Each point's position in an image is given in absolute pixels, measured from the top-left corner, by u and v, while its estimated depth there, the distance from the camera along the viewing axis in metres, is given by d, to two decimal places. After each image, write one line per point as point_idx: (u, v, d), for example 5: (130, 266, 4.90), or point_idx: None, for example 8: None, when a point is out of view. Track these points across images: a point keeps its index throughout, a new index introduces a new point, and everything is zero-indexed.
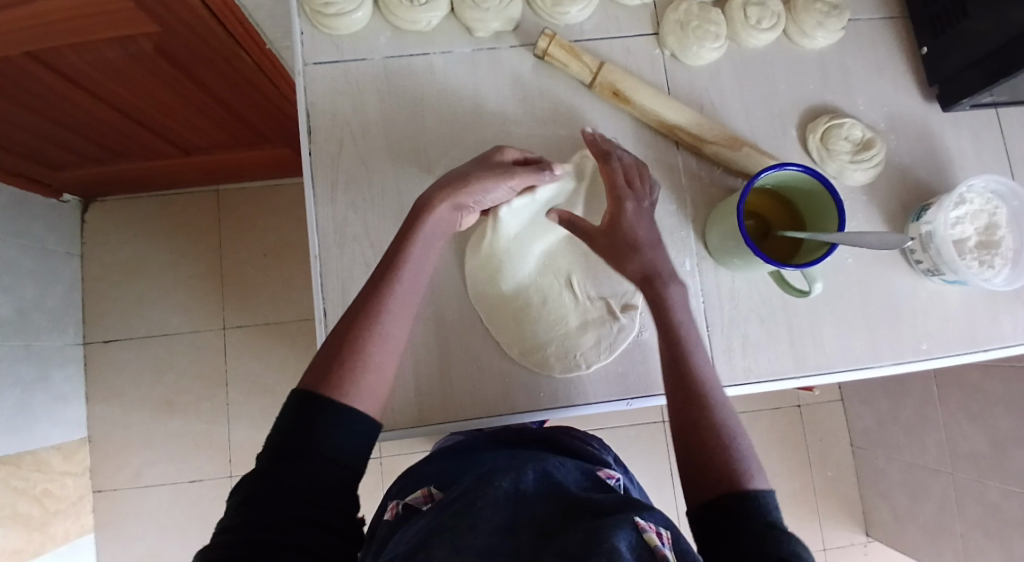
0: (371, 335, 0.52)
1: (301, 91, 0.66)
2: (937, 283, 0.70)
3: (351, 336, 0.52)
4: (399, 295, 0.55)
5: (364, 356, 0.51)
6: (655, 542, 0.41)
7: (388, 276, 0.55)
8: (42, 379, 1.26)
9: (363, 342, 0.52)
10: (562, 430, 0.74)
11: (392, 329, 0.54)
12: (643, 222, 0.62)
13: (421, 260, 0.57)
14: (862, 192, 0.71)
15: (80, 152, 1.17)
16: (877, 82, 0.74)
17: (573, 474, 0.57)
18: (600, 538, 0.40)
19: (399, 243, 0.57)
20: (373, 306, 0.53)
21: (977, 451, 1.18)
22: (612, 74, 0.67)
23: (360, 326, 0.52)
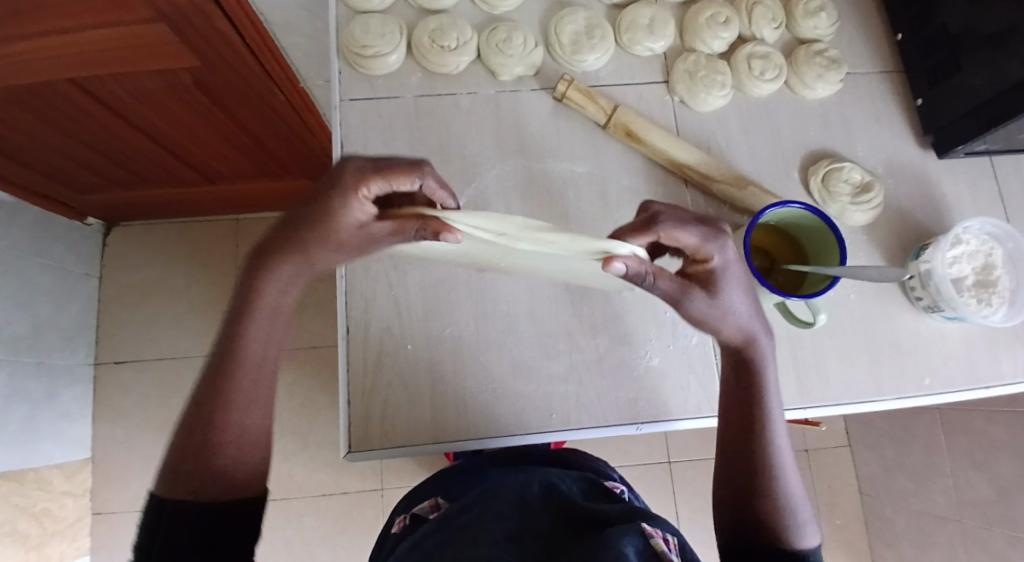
0: (218, 427, 0.52)
1: (335, 123, 0.71)
2: (937, 320, 0.73)
3: (197, 430, 0.52)
4: (240, 387, 0.53)
5: (214, 445, 0.52)
6: (661, 548, 0.43)
7: (219, 369, 0.53)
8: (49, 397, 1.27)
9: (217, 420, 0.52)
10: (570, 450, 0.75)
11: (239, 411, 0.53)
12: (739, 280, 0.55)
13: (262, 334, 0.54)
14: (862, 231, 0.75)
15: (111, 177, 1.23)
16: (875, 130, 0.78)
17: (575, 487, 0.58)
18: (606, 542, 0.42)
19: (242, 316, 0.54)
20: (213, 395, 0.53)
21: (984, 499, 1.18)
22: (625, 116, 0.72)
23: (202, 425, 0.52)
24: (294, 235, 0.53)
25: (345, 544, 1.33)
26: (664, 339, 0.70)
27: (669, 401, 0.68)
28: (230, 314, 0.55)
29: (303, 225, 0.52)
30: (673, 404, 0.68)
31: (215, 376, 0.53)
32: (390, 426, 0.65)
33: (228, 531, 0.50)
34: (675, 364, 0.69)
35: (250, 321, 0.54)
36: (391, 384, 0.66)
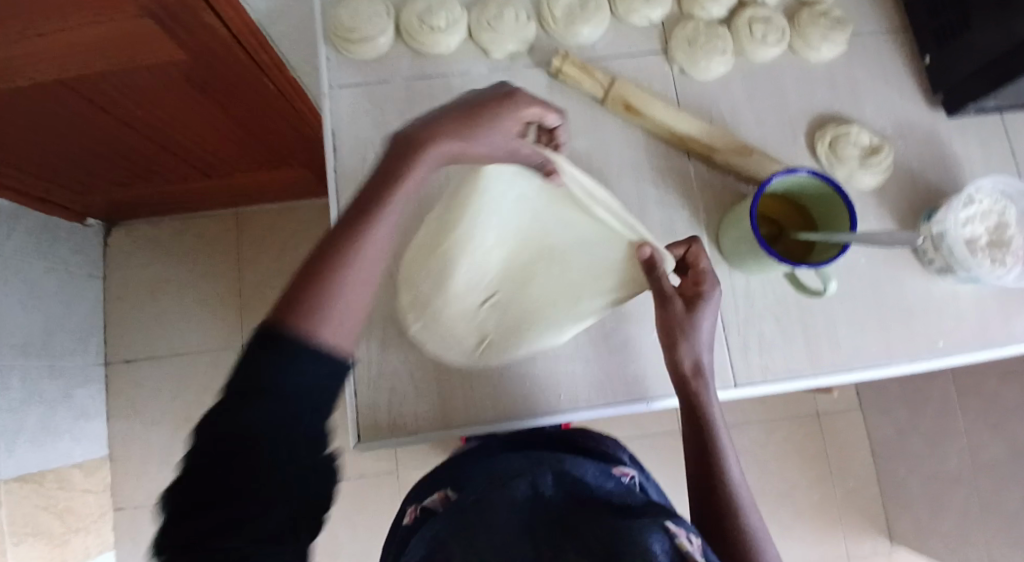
0: (341, 278, 0.44)
1: (326, 111, 0.70)
2: (950, 282, 0.71)
3: (315, 275, 0.44)
4: (372, 245, 0.46)
5: (332, 293, 0.43)
6: (686, 547, 0.41)
7: (358, 219, 0.46)
8: (65, 397, 1.29)
9: (337, 287, 0.44)
10: (580, 430, 0.76)
11: (363, 271, 0.45)
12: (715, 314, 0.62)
13: (399, 206, 0.48)
14: (871, 195, 0.73)
15: (107, 175, 1.21)
16: (882, 90, 0.76)
17: (592, 474, 0.57)
18: (629, 540, 0.41)
19: (384, 180, 0.48)
20: (342, 245, 0.45)
21: (997, 458, 1.17)
22: (623, 88, 0.70)
23: (326, 270, 0.44)
24: (461, 112, 0.51)
25: (364, 527, 1.36)
26: None
27: None
28: (373, 179, 0.49)
29: (473, 109, 0.52)
30: None
31: (340, 235, 0.46)
32: (398, 414, 0.66)
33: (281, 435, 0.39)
34: None
35: (398, 184, 0.48)
36: (397, 372, 0.66)
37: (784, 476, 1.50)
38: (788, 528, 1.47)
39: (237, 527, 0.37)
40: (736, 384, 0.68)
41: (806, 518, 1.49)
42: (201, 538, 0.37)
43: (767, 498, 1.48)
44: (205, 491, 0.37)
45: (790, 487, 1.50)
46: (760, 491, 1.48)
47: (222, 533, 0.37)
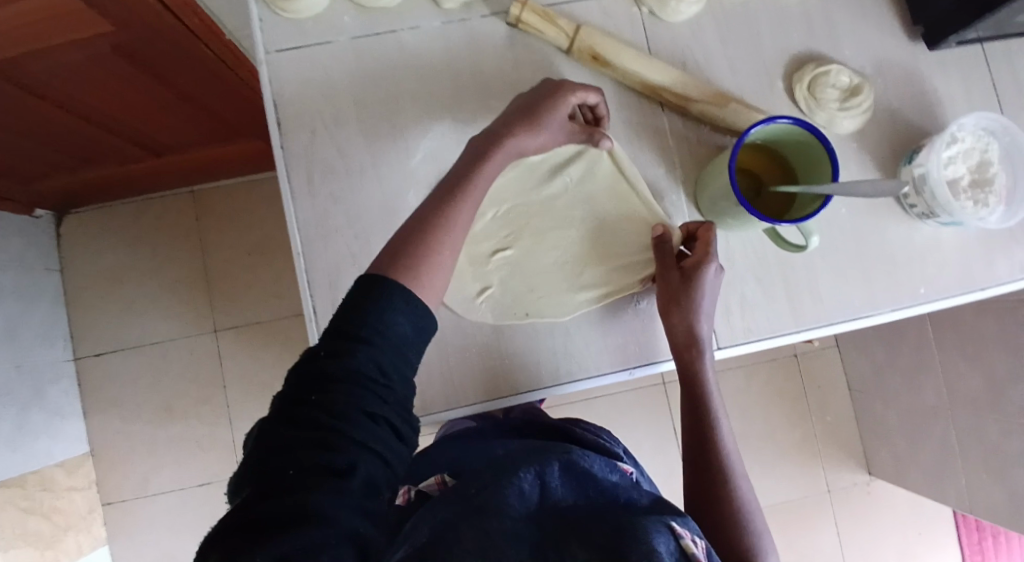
0: (442, 238, 0.50)
1: (266, 80, 0.63)
2: (932, 226, 0.69)
3: (416, 234, 0.49)
4: (462, 212, 0.52)
5: (433, 255, 0.49)
6: (690, 548, 0.43)
7: (457, 184, 0.53)
8: (37, 397, 1.23)
9: (431, 250, 0.49)
10: (571, 420, 0.77)
11: (453, 235, 0.51)
12: (710, 286, 0.60)
13: (485, 179, 0.54)
14: (852, 139, 0.70)
15: (48, 164, 1.12)
16: (861, 24, 0.72)
17: (600, 461, 0.56)
18: (637, 538, 0.42)
19: (475, 158, 0.55)
20: (441, 209, 0.51)
21: (975, 389, 1.20)
22: (589, 37, 0.64)
23: (428, 229, 0.50)
24: (536, 100, 0.58)
25: None
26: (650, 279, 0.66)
27: (660, 343, 0.65)
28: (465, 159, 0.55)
29: (543, 96, 0.59)
30: (664, 345, 0.65)
31: (436, 203, 0.52)
32: None
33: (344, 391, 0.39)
34: None
35: (485, 162, 0.54)
36: None
37: (767, 419, 1.52)
38: (773, 469, 1.50)
39: (314, 510, 0.35)
40: (718, 347, 0.66)
41: (789, 457, 1.52)
42: (269, 533, 0.34)
43: (753, 443, 1.51)
44: (284, 472, 0.37)
45: (773, 429, 1.52)
46: (745, 436, 1.51)
47: (297, 522, 0.34)
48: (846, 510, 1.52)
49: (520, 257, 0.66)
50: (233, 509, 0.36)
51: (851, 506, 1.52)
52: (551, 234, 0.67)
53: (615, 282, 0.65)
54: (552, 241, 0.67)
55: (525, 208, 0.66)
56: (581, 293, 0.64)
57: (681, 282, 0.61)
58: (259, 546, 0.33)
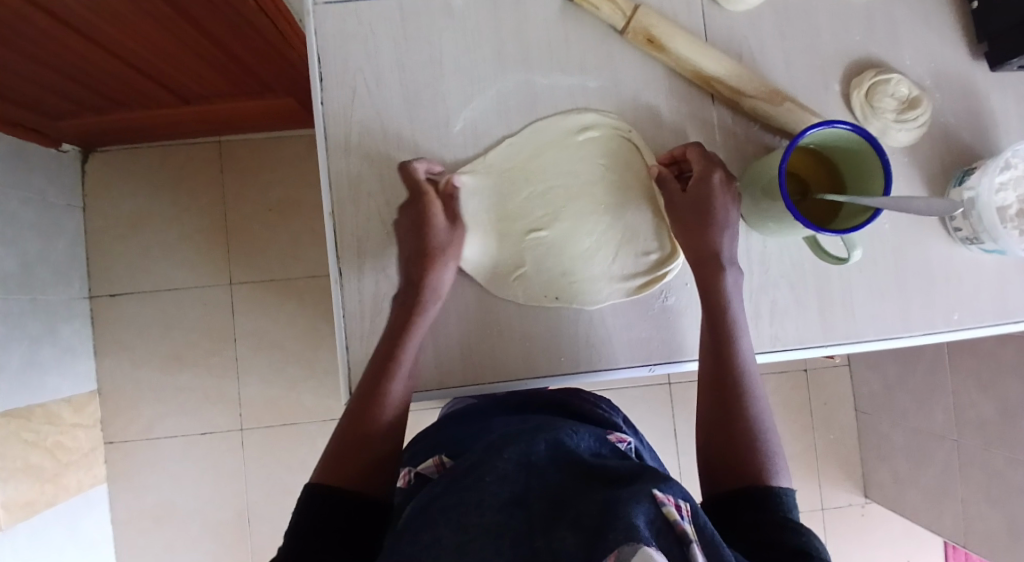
0: (378, 414, 0.57)
1: (310, 32, 0.62)
2: (975, 251, 0.67)
3: (355, 418, 0.56)
4: (396, 381, 0.58)
5: (367, 435, 0.56)
6: (674, 517, 0.40)
7: (384, 360, 0.58)
8: (49, 332, 1.24)
9: (371, 431, 0.56)
10: (572, 391, 0.77)
11: (391, 402, 0.58)
12: (724, 201, 0.61)
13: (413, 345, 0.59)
14: (904, 153, 0.67)
15: (79, 100, 1.12)
16: (926, 33, 0.69)
17: (587, 442, 0.55)
18: (615, 509, 0.40)
19: (394, 329, 0.59)
20: (370, 394, 0.57)
21: (986, 420, 1.18)
22: (646, 19, 0.62)
23: (361, 416, 0.57)
24: (429, 244, 0.60)
25: None
26: (680, 275, 0.64)
27: (684, 341, 0.64)
28: (392, 323, 0.60)
29: (429, 238, 0.60)
30: (688, 345, 0.64)
31: (365, 398, 0.57)
32: None
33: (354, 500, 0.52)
34: (692, 303, 0.64)
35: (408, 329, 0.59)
36: None
37: None
38: None
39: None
40: None
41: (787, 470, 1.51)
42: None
43: None
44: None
45: None
46: None
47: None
48: (838, 528, 1.51)
49: (560, 238, 0.63)
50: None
51: (844, 524, 1.52)
52: (588, 218, 0.64)
53: (653, 270, 0.64)
54: (593, 225, 0.64)
55: (566, 193, 0.64)
56: (618, 284, 0.63)
57: (699, 208, 0.61)
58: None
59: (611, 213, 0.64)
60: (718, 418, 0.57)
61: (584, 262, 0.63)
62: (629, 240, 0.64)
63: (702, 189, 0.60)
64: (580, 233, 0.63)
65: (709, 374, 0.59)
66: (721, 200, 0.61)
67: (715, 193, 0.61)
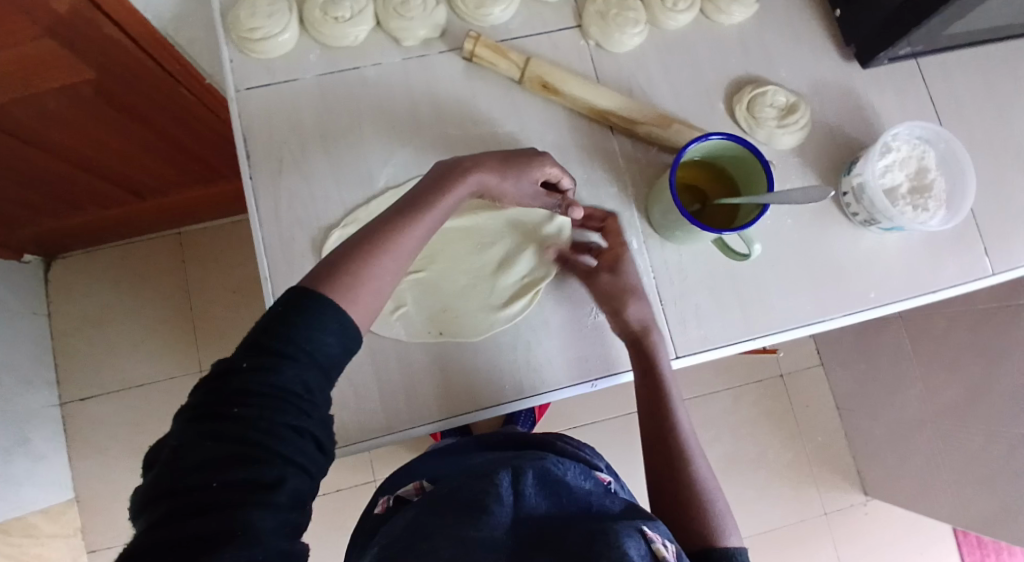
0: (366, 279, 0.47)
1: (235, 117, 0.67)
2: (876, 233, 0.73)
3: (344, 264, 0.47)
4: (392, 260, 0.50)
5: (350, 290, 0.46)
6: (661, 553, 0.44)
7: (392, 223, 0.52)
8: (22, 442, 1.22)
9: (353, 286, 0.46)
10: (553, 435, 0.79)
11: (378, 277, 0.48)
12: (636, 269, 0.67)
13: (416, 234, 0.53)
14: (794, 154, 0.74)
15: (39, 207, 1.15)
16: (795, 48, 0.77)
17: (574, 472, 0.58)
18: (607, 538, 0.44)
19: (414, 200, 0.55)
20: (366, 246, 0.49)
21: (955, 399, 1.22)
22: (539, 68, 0.69)
23: (349, 263, 0.47)
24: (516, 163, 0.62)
25: None
26: None
27: (620, 355, 0.67)
28: (405, 204, 0.55)
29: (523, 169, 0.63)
30: (624, 357, 0.67)
31: (361, 245, 0.49)
32: (342, 423, 0.63)
33: (280, 406, 0.39)
34: None
35: (412, 220, 0.53)
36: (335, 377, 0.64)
37: (757, 441, 1.53)
38: (767, 491, 1.50)
39: (245, 526, 0.35)
40: (675, 356, 0.68)
41: (781, 479, 1.51)
42: (207, 551, 0.33)
43: (745, 465, 1.51)
44: (205, 487, 0.35)
45: (763, 451, 1.52)
46: (736, 456, 1.51)
47: (224, 539, 0.34)
48: (843, 530, 1.51)
49: (440, 276, 0.69)
50: (137, 533, 0.35)
51: (847, 526, 1.51)
52: (462, 260, 0.70)
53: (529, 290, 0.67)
54: (467, 268, 0.70)
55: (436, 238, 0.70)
56: (504, 309, 0.67)
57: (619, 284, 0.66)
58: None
59: (482, 252, 0.70)
60: (664, 480, 0.61)
61: (468, 296, 0.68)
62: (507, 271, 0.69)
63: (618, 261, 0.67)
64: (459, 275, 0.69)
65: (654, 441, 0.63)
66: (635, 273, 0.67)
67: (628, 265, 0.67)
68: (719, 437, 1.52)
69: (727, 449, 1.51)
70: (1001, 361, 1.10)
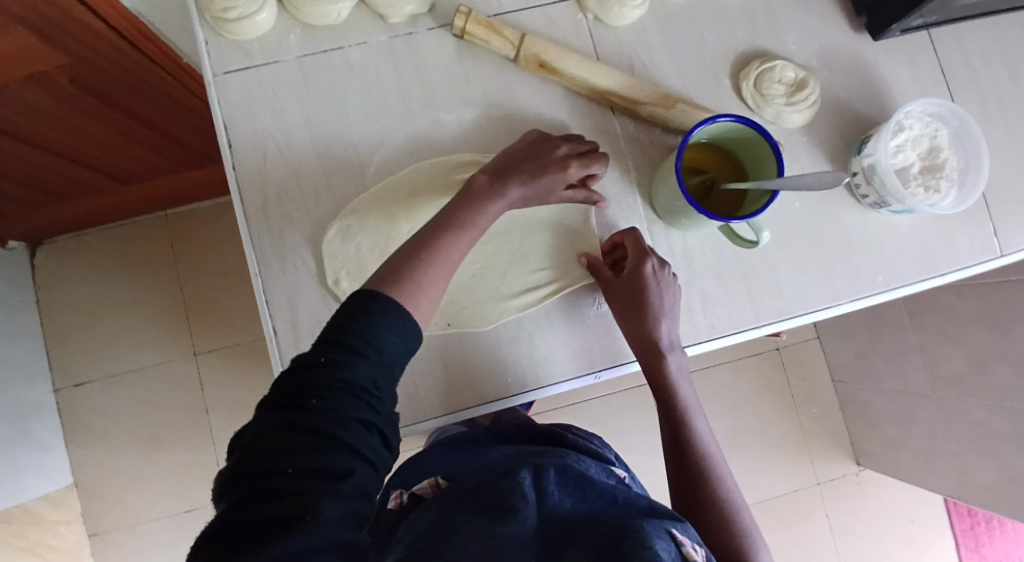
0: (426, 284, 0.46)
1: (214, 104, 0.63)
2: (887, 214, 0.70)
3: (404, 267, 0.46)
4: (448, 264, 0.49)
5: (411, 295, 0.45)
6: (692, 557, 0.42)
7: (446, 223, 0.51)
8: (20, 432, 1.21)
9: (414, 292, 0.45)
10: (561, 427, 0.77)
11: (436, 281, 0.47)
12: (661, 287, 0.62)
13: (470, 234, 0.51)
14: (803, 133, 0.71)
15: (21, 196, 1.11)
16: (802, 19, 0.73)
17: (595, 469, 0.56)
18: (636, 539, 0.42)
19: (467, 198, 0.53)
20: (422, 249, 0.48)
21: (958, 369, 1.21)
22: (534, 46, 0.65)
23: (408, 267, 0.46)
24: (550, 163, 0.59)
25: None
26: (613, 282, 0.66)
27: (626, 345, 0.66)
28: (458, 201, 0.53)
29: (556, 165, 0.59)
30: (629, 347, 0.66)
31: (418, 246, 0.49)
32: None
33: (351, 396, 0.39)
34: None
35: (463, 220, 0.51)
36: None
37: (756, 414, 1.53)
38: (765, 463, 1.51)
39: (315, 513, 0.34)
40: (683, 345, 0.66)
41: (779, 451, 1.52)
42: (279, 534, 0.33)
43: (743, 437, 1.51)
44: (281, 472, 0.35)
45: (761, 423, 1.52)
46: (735, 431, 1.51)
47: (295, 523, 0.33)
48: (838, 499, 1.52)
49: None
50: (219, 514, 0.35)
51: (842, 495, 1.53)
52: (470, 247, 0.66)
53: (540, 283, 0.66)
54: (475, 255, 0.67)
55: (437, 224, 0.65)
56: (513, 301, 0.65)
57: (634, 300, 0.61)
58: (257, 554, 0.32)
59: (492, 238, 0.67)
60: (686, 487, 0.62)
61: (480, 285, 0.65)
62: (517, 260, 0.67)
63: (641, 278, 0.61)
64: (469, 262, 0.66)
65: (674, 449, 0.64)
66: (658, 292, 0.61)
67: (652, 283, 0.61)
68: (719, 411, 1.52)
69: (727, 422, 1.52)
70: (1007, 332, 1.08)
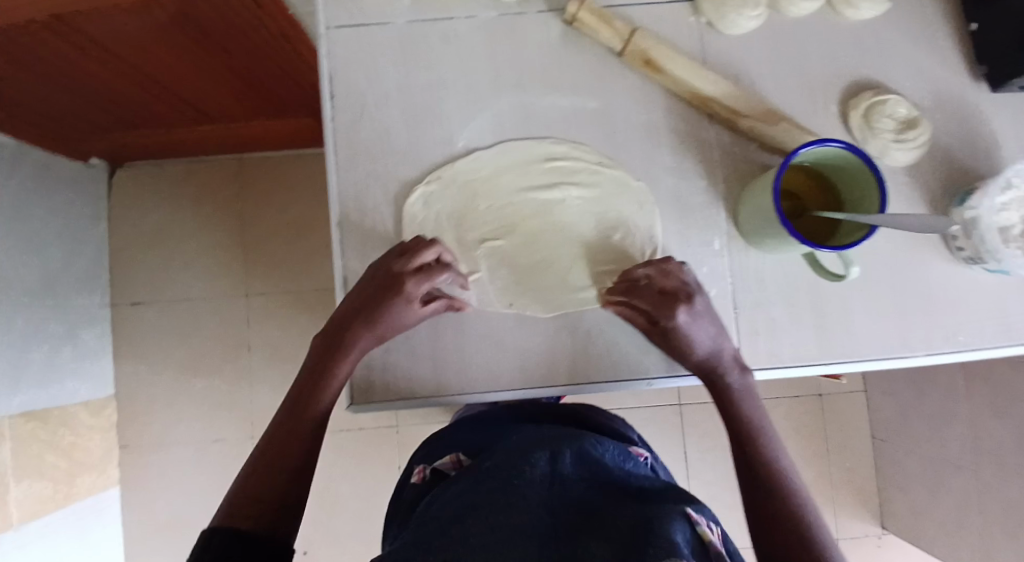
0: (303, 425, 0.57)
1: (323, 55, 0.65)
2: (977, 271, 0.67)
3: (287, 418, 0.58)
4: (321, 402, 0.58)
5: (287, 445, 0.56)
6: (706, 536, 0.42)
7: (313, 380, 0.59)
8: (71, 336, 1.27)
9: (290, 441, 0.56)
10: (588, 406, 0.77)
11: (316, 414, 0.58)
12: (699, 329, 0.59)
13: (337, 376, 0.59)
14: (905, 173, 0.68)
15: (109, 117, 1.16)
16: (923, 56, 0.70)
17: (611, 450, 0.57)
18: (654, 518, 0.42)
19: (321, 355, 0.59)
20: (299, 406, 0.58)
21: (1002, 444, 1.13)
22: (644, 41, 0.64)
23: (286, 424, 0.57)
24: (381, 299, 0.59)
25: None
26: None
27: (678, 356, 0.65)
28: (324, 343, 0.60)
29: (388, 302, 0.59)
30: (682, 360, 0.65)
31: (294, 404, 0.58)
32: (388, 380, 0.62)
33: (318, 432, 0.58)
34: None
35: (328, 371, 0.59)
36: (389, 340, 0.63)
37: None
38: None
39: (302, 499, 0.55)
40: None
41: None
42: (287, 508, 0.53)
43: None
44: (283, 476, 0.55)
45: None
46: None
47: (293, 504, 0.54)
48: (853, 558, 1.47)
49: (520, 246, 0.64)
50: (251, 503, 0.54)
51: (858, 555, 1.47)
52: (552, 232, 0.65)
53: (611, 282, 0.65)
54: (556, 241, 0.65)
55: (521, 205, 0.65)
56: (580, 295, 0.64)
57: (671, 347, 0.60)
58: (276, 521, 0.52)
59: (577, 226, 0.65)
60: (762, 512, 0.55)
61: (552, 273, 0.64)
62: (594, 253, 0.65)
63: (673, 329, 0.59)
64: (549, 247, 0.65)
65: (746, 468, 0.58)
66: (692, 340, 0.59)
67: (684, 330, 0.59)
68: None
69: None
70: None
